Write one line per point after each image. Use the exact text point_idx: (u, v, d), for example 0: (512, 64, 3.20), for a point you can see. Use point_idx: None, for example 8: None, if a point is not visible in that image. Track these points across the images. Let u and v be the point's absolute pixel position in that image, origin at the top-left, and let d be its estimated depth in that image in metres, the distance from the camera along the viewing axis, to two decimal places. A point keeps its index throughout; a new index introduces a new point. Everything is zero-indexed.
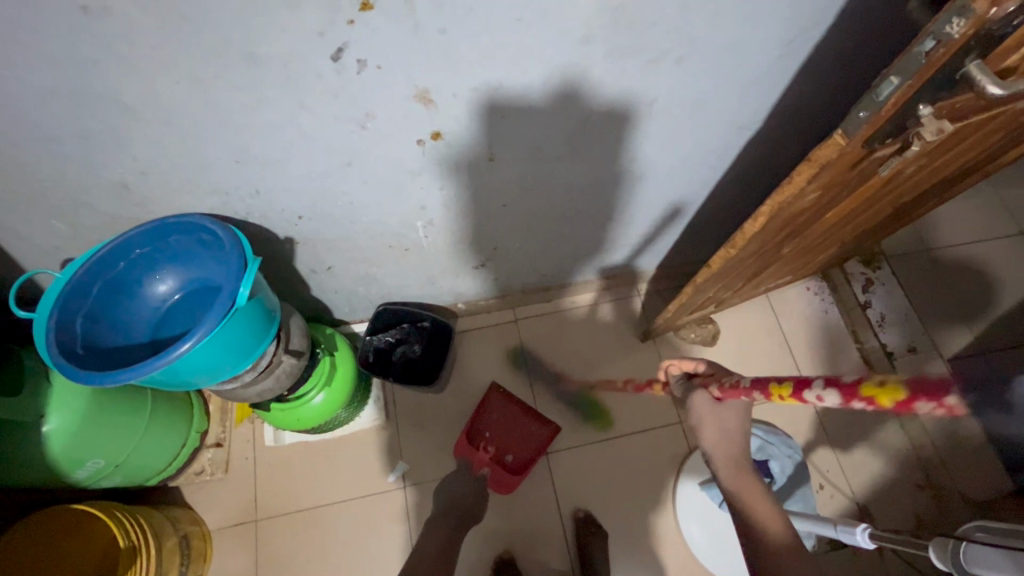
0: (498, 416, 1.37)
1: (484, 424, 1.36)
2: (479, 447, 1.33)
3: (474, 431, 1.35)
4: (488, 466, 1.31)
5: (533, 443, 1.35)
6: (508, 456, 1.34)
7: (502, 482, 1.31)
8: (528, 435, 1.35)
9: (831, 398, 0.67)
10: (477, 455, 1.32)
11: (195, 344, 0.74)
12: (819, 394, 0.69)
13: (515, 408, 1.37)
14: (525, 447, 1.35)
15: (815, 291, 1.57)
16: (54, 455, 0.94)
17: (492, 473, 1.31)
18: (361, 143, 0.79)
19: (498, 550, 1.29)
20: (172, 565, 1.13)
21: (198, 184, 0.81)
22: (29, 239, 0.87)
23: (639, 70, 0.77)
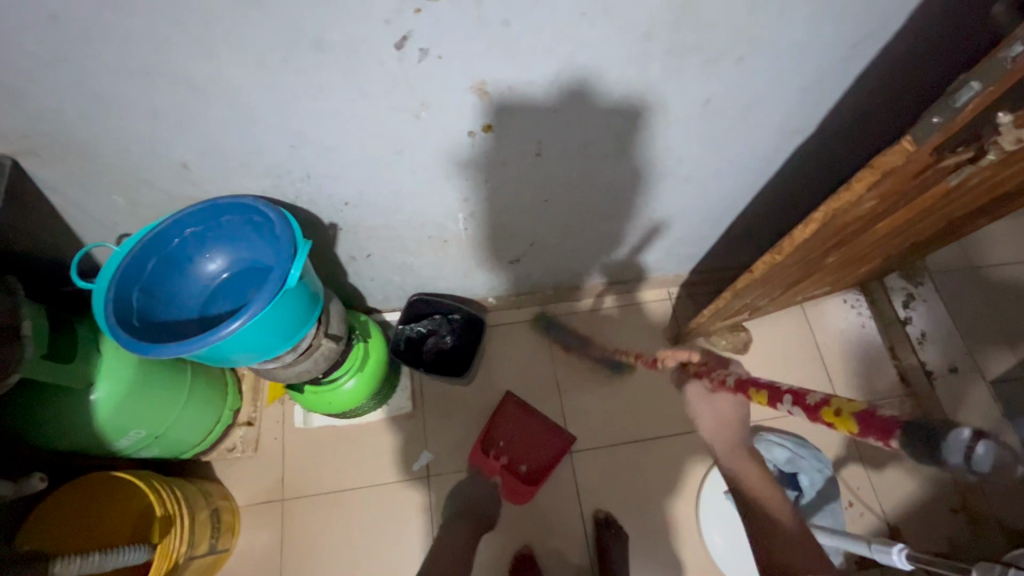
0: (515, 425, 1.38)
1: (498, 433, 1.37)
2: (493, 455, 1.35)
3: (488, 439, 1.36)
4: (501, 473, 1.32)
5: (548, 452, 1.36)
6: (523, 466, 1.34)
7: (516, 491, 1.31)
8: (543, 442, 1.37)
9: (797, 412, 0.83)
10: (491, 462, 1.33)
11: (244, 323, 0.76)
12: (788, 408, 0.84)
13: (528, 417, 1.39)
14: (543, 458, 1.35)
15: (852, 304, 1.54)
16: (100, 422, 0.97)
17: (506, 481, 1.31)
18: (414, 132, 0.80)
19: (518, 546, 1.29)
20: (203, 536, 1.16)
21: (253, 167, 0.83)
22: (90, 213, 0.90)
23: (697, 68, 0.77)
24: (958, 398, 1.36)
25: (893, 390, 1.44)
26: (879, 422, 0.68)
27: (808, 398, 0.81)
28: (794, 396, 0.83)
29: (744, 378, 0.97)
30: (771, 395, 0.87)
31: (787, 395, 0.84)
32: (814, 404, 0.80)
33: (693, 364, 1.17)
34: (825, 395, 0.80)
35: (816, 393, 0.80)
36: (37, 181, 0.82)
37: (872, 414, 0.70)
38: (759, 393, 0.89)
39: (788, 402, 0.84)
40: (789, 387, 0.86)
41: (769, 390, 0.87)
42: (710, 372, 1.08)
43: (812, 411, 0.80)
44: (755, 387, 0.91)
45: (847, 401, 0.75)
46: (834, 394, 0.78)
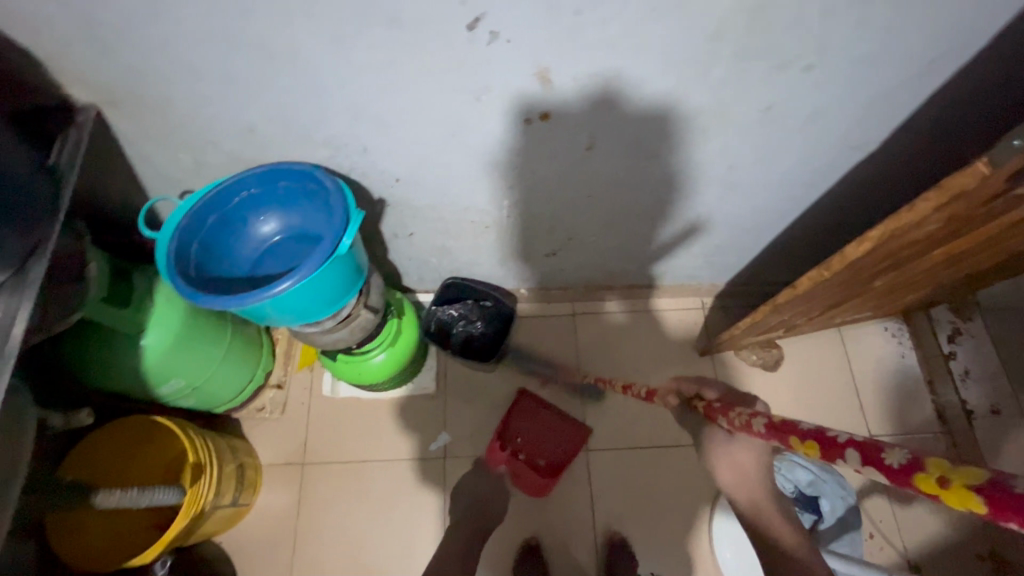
0: (530, 420, 1.38)
1: (515, 428, 1.37)
2: (513, 451, 1.33)
3: (504, 434, 1.36)
4: (519, 468, 1.31)
5: (566, 447, 1.36)
6: (541, 459, 1.34)
7: (536, 485, 1.31)
8: (559, 434, 1.37)
9: (874, 474, 0.51)
10: (509, 459, 1.32)
11: (294, 284, 0.79)
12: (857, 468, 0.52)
13: (544, 411, 1.39)
14: (561, 451, 1.36)
15: (892, 332, 1.49)
16: (146, 367, 1.02)
17: (527, 476, 1.31)
18: (472, 115, 0.81)
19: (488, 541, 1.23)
20: (228, 488, 1.21)
21: (313, 136, 0.86)
22: (157, 168, 0.94)
23: (763, 74, 0.76)
24: (997, 441, 1.31)
25: (928, 425, 1.39)
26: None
27: (892, 459, 0.49)
28: (861, 450, 0.52)
29: (779, 422, 0.65)
30: (823, 446, 0.56)
31: (857, 454, 0.53)
32: (901, 467, 0.48)
33: (703, 401, 0.87)
34: (911, 449, 0.48)
35: (898, 449, 0.49)
36: (113, 133, 0.86)
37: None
38: (799, 440, 0.60)
39: (855, 461, 0.53)
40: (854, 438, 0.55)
41: (821, 440, 0.57)
42: (723, 411, 0.80)
43: (903, 479, 0.48)
44: (801, 434, 0.60)
45: (959, 467, 0.44)
46: (943, 460, 0.46)
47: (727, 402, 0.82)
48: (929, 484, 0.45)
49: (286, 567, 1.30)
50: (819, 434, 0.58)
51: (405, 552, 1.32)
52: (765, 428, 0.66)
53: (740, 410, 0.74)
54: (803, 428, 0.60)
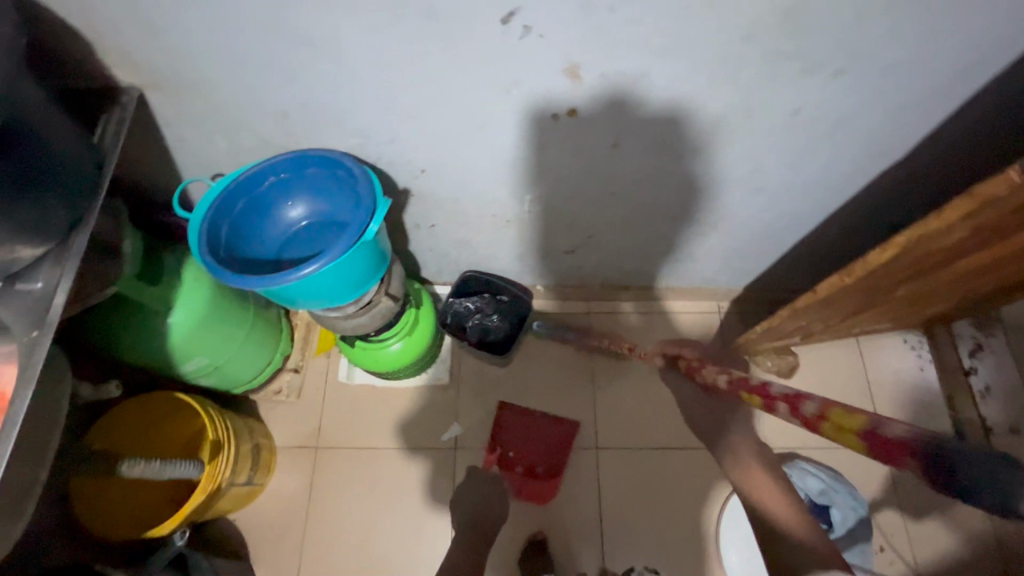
0: (517, 431, 1.40)
1: (507, 442, 1.39)
2: (509, 466, 1.36)
3: (497, 451, 1.38)
4: (521, 481, 1.34)
5: (560, 452, 1.38)
6: (540, 466, 1.36)
7: (538, 493, 1.33)
8: (550, 441, 1.39)
9: (794, 418, 0.71)
10: (510, 473, 1.34)
11: (319, 268, 0.81)
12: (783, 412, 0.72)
13: (532, 419, 1.41)
14: (556, 453, 1.38)
15: (912, 345, 1.47)
16: (173, 344, 1.05)
17: (529, 487, 1.33)
18: (501, 109, 0.82)
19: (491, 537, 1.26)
20: (244, 467, 1.23)
21: (345, 124, 0.88)
22: (192, 151, 0.97)
23: (792, 78, 0.76)
24: None
25: None
26: (889, 444, 0.55)
27: (807, 406, 0.69)
28: (790, 404, 0.72)
29: (738, 378, 0.86)
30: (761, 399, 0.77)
31: (786, 405, 0.73)
32: (816, 415, 0.67)
33: (685, 358, 1.13)
34: (822, 399, 0.68)
35: (811, 400, 0.69)
36: (153, 114, 0.89)
37: (882, 432, 0.56)
38: (749, 392, 0.80)
39: (784, 411, 0.72)
40: (786, 392, 0.74)
41: (761, 392, 0.77)
42: (703, 369, 1.00)
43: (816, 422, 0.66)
44: (749, 388, 0.80)
45: (851, 413, 0.62)
46: (835, 404, 0.65)
47: (704, 364, 1.04)
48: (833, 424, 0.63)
49: (297, 547, 1.33)
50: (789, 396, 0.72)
51: (413, 540, 1.34)
52: (727, 381, 0.88)
53: (714, 369, 0.96)
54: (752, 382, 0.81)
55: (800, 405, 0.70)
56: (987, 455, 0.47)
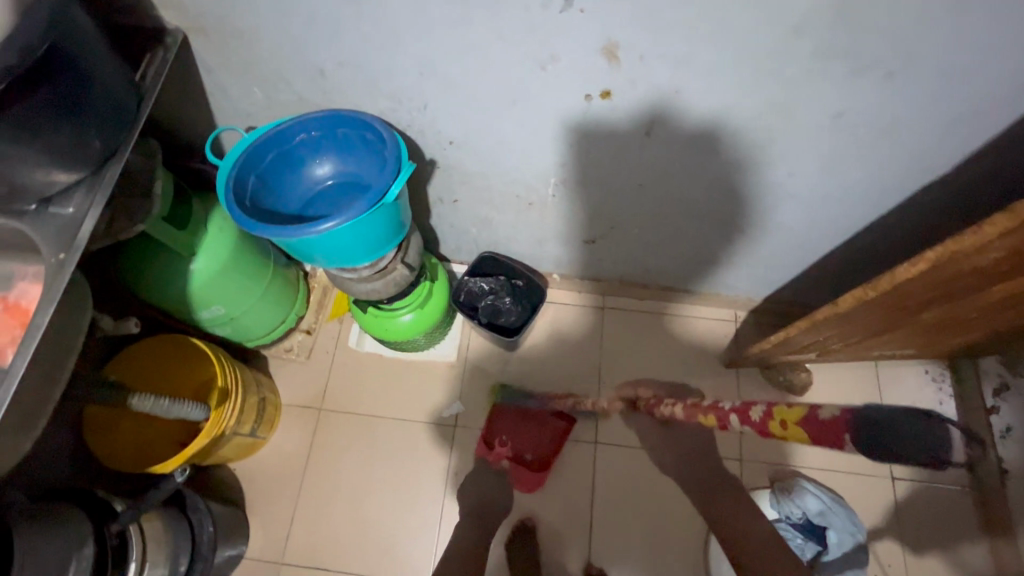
0: (511, 419, 1.39)
1: (501, 428, 1.38)
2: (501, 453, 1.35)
3: (490, 434, 1.38)
4: (512, 469, 1.34)
5: (552, 441, 1.37)
6: (528, 454, 1.36)
7: (525, 480, 1.34)
8: (543, 429, 1.38)
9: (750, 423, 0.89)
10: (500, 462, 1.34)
11: (338, 224, 0.82)
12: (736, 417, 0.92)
13: (529, 407, 1.39)
14: (546, 442, 1.37)
15: (933, 376, 1.42)
16: (191, 290, 1.08)
17: (518, 475, 1.34)
18: (536, 84, 0.82)
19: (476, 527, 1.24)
20: (249, 418, 1.26)
21: (379, 87, 0.88)
22: (229, 100, 0.98)
23: (838, 77, 0.73)
24: None
25: (957, 478, 1.32)
26: (828, 429, 0.67)
27: (756, 414, 0.87)
28: (741, 414, 0.91)
29: (693, 405, 1.10)
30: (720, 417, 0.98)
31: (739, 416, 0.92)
32: (763, 418, 0.84)
33: (643, 399, 1.34)
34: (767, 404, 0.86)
35: (760, 407, 0.86)
36: (196, 60, 0.90)
37: (819, 420, 0.69)
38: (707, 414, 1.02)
39: (738, 421, 0.91)
40: (737, 407, 0.94)
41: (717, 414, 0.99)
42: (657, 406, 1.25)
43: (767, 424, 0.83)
44: (702, 411, 1.05)
45: (790, 409, 0.79)
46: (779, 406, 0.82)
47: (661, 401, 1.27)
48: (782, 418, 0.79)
49: (292, 504, 1.36)
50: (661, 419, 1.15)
51: (404, 511, 1.36)
52: (682, 409, 1.13)
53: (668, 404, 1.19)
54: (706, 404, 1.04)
55: (746, 412, 0.89)
56: (900, 418, 0.57)
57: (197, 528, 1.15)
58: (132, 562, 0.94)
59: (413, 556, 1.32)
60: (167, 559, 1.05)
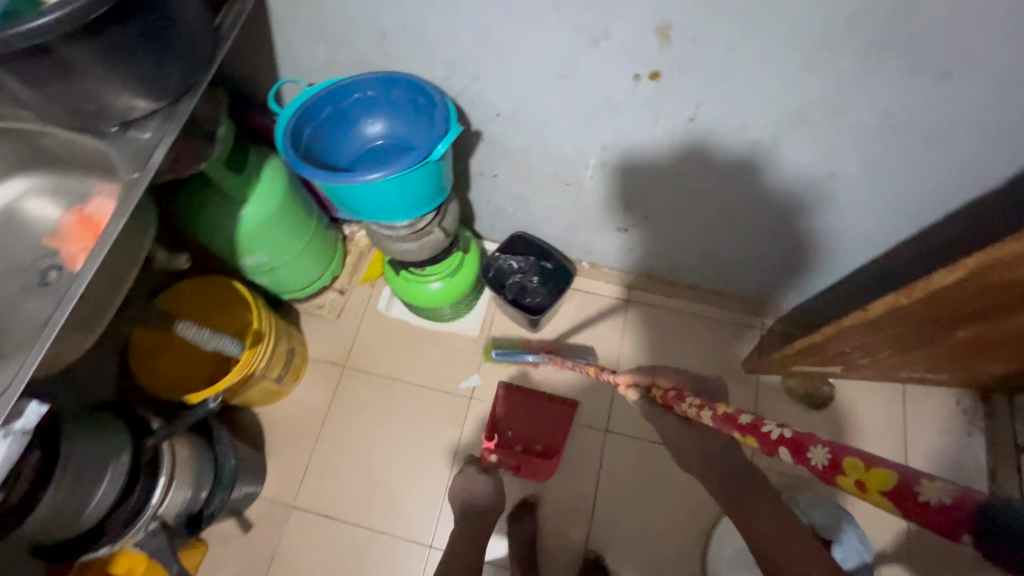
0: (517, 412, 1.40)
1: (506, 422, 1.39)
2: (507, 445, 1.35)
3: (495, 429, 1.38)
4: (521, 458, 1.33)
5: (557, 428, 1.39)
6: (538, 444, 1.37)
7: (538, 470, 1.34)
8: (549, 419, 1.40)
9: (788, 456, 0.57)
10: (508, 453, 1.33)
11: (384, 176, 0.86)
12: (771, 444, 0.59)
13: (530, 397, 1.41)
14: (550, 429, 1.39)
15: (964, 407, 1.37)
16: (240, 235, 1.14)
17: (527, 466, 1.34)
18: (585, 59, 0.84)
19: (474, 489, 1.23)
20: (277, 365, 1.33)
21: (436, 54, 0.92)
22: (294, 58, 1.04)
23: (890, 75, 0.73)
24: None
25: None
26: (940, 521, 0.43)
27: (818, 458, 0.52)
28: (794, 448, 0.55)
29: (724, 412, 0.71)
30: (761, 443, 0.60)
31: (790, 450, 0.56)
32: (826, 467, 0.51)
33: (661, 392, 0.92)
34: (831, 444, 0.52)
35: (820, 448, 0.52)
36: (268, 16, 0.96)
37: (924, 506, 0.43)
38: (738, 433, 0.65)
39: (788, 457, 0.56)
40: (784, 431, 0.58)
41: (758, 435, 0.61)
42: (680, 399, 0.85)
43: (828, 474, 0.51)
44: (740, 428, 0.64)
45: (871, 465, 0.48)
46: (853, 457, 0.50)
47: (680, 392, 0.88)
48: (852, 477, 0.49)
49: (308, 452, 1.43)
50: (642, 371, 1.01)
51: (412, 473, 1.40)
52: (711, 418, 0.72)
53: (691, 400, 0.81)
54: (739, 420, 0.65)
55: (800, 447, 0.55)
56: None
57: (220, 462, 1.22)
58: (161, 476, 1.00)
59: (417, 517, 1.36)
60: (191, 483, 1.12)
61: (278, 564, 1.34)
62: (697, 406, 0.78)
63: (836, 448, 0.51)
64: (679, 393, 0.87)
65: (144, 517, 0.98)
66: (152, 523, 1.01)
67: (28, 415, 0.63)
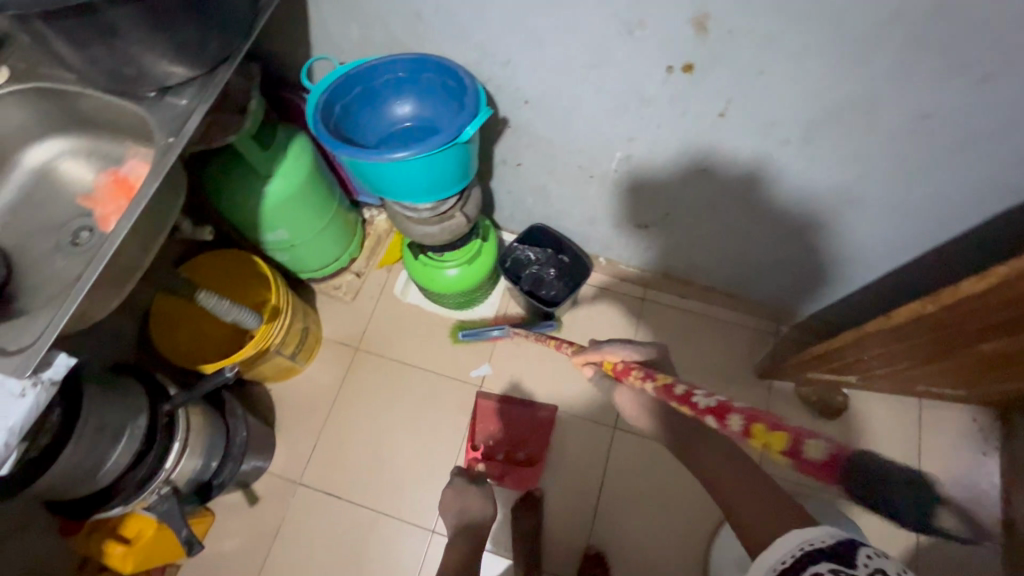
0: (499, 421, 1.41)
1: (487, 434, 1.40)
2: (490, 455, 1.38)
3: (476, 442, 1.39)
4: (502, 470, 1.36)
5: (539, 435, 1.40)
6: (520, 452, 1.38)
7: (522, 478, 1.36)
8: (531, 429, 1.40)
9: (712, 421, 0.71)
10: (492, 464, 1.37)
11: (412, 155, 0.86)
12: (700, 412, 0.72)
13: (509, 407, 1.42)
14: (534, 437, 1.40)
15: (980, 426, 1.35)
16: (263, 210, 1.15)
17: (511, 475, 1.37)
18: (618, 48, 0.84)
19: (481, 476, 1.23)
20: (292, 342, 1.34)
21: (469, 37, 0.92)
22: (327, 37, 1.05)
23: (930, 75, 0.72)
24: None
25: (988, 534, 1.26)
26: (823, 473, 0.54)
27: (733, 423, 0.66)
28: (718, 415, 0.69)
29: (666, 382, 0.84)
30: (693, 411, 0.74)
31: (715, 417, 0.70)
32: (740, 430, 0.65)
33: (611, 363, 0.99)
34: (745, 412, 0.66)
35: (737, 416, 0.66)
36: None
37: (812, 462, 0.55)
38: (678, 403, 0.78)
39: (713, 421, 0.70)
40: (710, 400, 0.72)
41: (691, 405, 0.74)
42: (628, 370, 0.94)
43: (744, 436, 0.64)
44: (678, 398, 0.78)
45: (773, 429, 0.60)
46: (759, 422, 0.62)
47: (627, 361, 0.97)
48: (758, 438, 0.61)
49: (317, 431, 1.44)
50: (591, 348, 1.06)
51: (418, 458, 1.41)
52: (655, 389, 0.85)
53: (637, 372, 0.91)
54: (676, 393, 0.79)
55: (720, 417, 0.68)
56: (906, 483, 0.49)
57: (232, 433, 1.24)
58: (175, 441, 1.02)
59: (421, 501, 1.37)
60: (203, 452, 1.14)
61: (282, 539, 1.35)
62: (640, 377, 0.89)
63: (747, 414, 0.65)
64: (625, 364, 0.95)
65: (155, 482, 0.99)
66: (165, 486, 1.02)
67: (56, 366, 0.65)
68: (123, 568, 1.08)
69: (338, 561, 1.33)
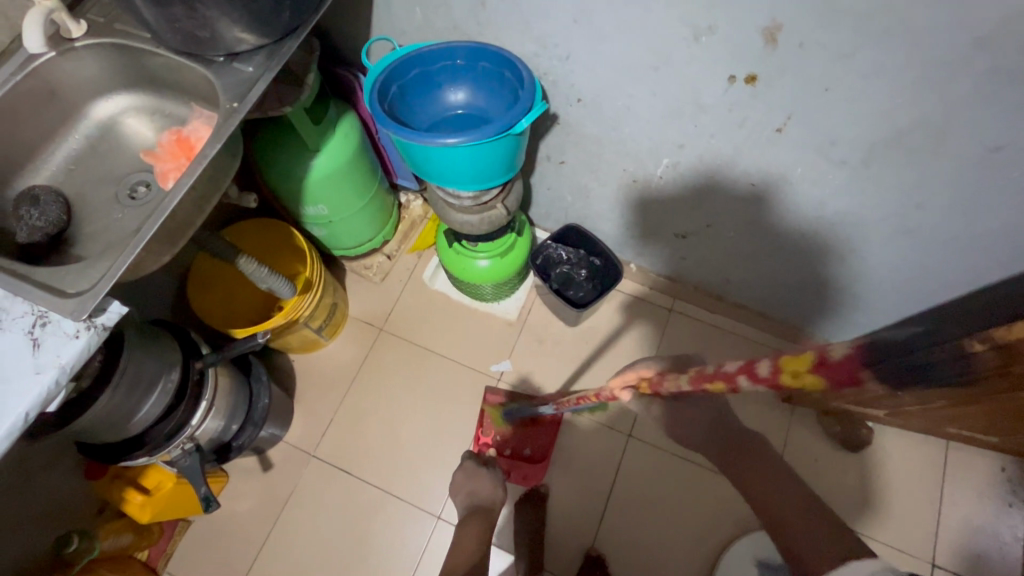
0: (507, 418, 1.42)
1: (493, 429, 1.40)
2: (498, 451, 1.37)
3: (483, 437, 1.39)
4: (509, 464, 1.36)
5: (546, 432, 1.39)
6: (526, 450, 1.38)
7: (527, 474, 1.36)
8: (539, 427, 1.40)
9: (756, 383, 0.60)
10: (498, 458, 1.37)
11: (466, 142, 0.87)
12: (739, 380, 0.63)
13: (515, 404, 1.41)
14: (540, 434, 1.39)
15: (1011, 476, 1.30)
16: (307, 184, 1.17)
17: (517, 471, 1.36)
18: (683, 53, 0.83)
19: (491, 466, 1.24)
20: (320, 317, 1.36)
21: (532, 29, 0.92)
22: (389, 18, 1.06)
23: (1008, 107, 0.70)
24: None
25: None
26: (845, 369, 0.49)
27: (766, 368, 0.60)
28: (748, 372, 0.63)
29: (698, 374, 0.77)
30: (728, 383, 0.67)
31: (748, 375, 0.64)
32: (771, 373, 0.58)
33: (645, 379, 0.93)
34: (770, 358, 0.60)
35: (765, 363, 0.60)
36: None
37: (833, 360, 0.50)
38: (710, 385, 0.72)
39: (746, 381, 0.64)
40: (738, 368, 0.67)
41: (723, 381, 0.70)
42: (662, 380, 0.87)
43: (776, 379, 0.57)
44: (708, 380, 0.73)
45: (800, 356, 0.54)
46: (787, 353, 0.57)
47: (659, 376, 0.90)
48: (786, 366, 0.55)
49: (334, 406, 1.46)
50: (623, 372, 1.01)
51: (430, 443, 1.41)
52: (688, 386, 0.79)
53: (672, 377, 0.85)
54: (706, 372, 0.74)
55: (737, 376, 0.66)
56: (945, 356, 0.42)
57: (254, 398, 1.26)
58: (204, 400, 1.05)
59: (429, 487, 1.38)
60: (226, 413, 1.16)
61: (291, 507, 1.38)
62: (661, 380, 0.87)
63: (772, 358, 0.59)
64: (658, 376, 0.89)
65: (181, 437, 1.02)
66: (189, 443, 1.05)
67: (110, 312, 0.67)
68: (141, 517, 1.11)
69: (343, 534, 1.35)
